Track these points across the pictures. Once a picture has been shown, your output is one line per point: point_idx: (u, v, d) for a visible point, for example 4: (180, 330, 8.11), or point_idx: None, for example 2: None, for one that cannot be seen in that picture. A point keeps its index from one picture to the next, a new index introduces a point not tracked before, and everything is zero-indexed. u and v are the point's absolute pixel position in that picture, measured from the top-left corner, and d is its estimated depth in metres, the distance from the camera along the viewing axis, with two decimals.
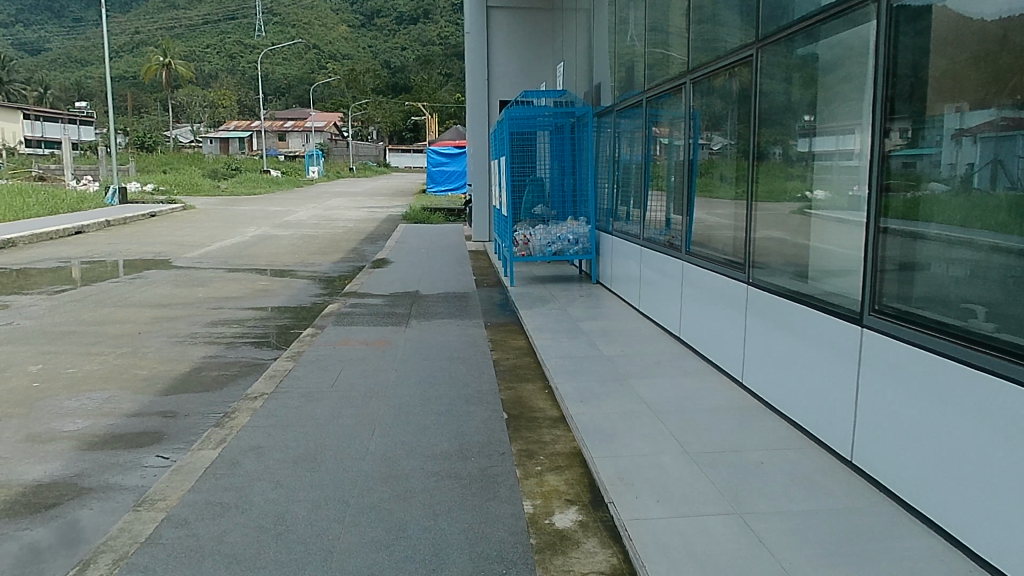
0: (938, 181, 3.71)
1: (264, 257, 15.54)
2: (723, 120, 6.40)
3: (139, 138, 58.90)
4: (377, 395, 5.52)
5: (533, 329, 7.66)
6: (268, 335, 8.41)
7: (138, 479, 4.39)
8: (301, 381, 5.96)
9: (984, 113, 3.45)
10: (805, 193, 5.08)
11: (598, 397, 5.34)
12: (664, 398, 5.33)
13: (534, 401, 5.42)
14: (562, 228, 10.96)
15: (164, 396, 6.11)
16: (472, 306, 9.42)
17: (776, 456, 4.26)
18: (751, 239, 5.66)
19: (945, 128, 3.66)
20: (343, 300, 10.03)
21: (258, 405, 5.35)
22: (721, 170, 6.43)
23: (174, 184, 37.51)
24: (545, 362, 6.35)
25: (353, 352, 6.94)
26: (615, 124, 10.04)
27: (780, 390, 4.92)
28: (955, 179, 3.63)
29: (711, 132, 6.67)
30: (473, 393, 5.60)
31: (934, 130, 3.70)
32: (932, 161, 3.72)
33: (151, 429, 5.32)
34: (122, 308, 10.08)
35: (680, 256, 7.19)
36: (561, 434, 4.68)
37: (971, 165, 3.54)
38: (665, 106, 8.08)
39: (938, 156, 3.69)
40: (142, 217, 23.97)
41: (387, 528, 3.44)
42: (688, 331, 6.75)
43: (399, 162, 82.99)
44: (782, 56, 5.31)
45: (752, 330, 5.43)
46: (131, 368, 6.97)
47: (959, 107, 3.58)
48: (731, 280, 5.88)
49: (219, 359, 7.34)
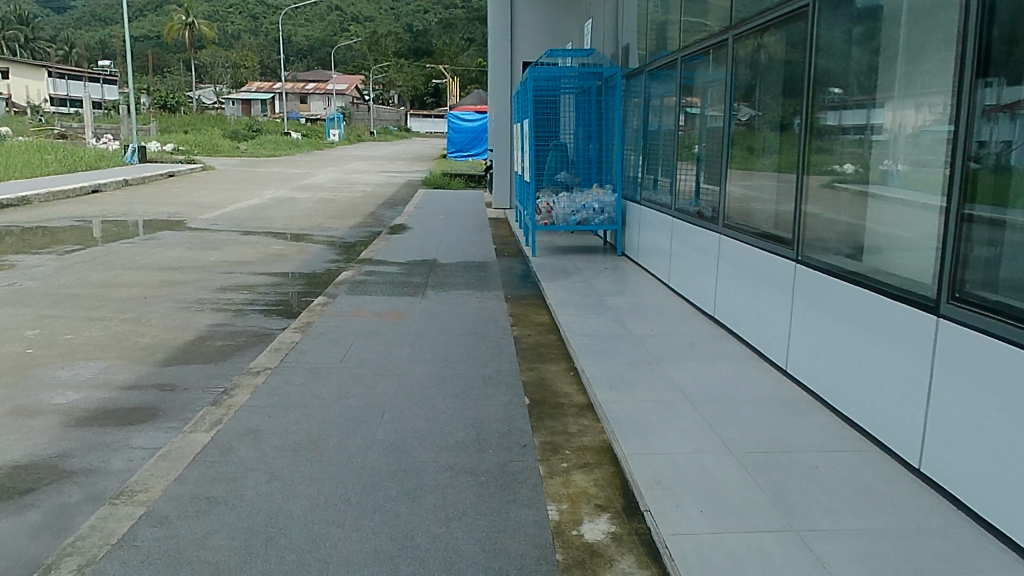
0: (974, 160, 3.37)
1: (281, 221, 15.14)
2: (752, 90, 6.06)
3: (160, 97, 58.44)
4: (387, 374, 5.10)
5: (556, 304, 7.20)
6: (278, 303, 8.01)
7: (124, 463, 4.00)
8: (309, 356, 5.54)
9: (1019, 90, 3.16)
10: (834, 167, 4.79)
11: (629, 383, 4.90)
12: (701, 386, 4.87)
13: (558, 384, 4.98)
14: (587, 197, 10.41)
15: (163, 367, 5.72)
16: (491, 277, 8.95)
17: (833, 460, 3.80)
18: (799, 215, 5.10)
19: (977, 102, 3.34)
20: (358, 267, 9.59)
21: (260, 382, 4.94)
22: (761, 144, 5.89)
23: (193, 144, 37.11)
24: (569, 340, 5.90)
25: (365, 324, 6.50)
26: (645, 88, 9.39)
27: (836, 382, 4.43)
28: (988, 158, 3.32)
29: (739, 102, 6.32)
30: (492, 374, 5.16)
31: (965, 104, 3.38)
32: (972, 138, 3.37)
33: (146, 404, 4.93)
34: (130, 270, 9.71)
35: (716, 229, 6.64)
36: (589, 425, 4.25)
37: (1005, 143, 3.24)
38: (700, 69, 7.45)
39: (976, 132, 3.35)
40: (158, 176, 23.59)
41: (392, 536, 3.03)
42: (724, 310, 6.24)
43: (421, 128, 82.04)
44: (827, 18, 4.83)
45: (801, 313, 4.93)
46: (132, 336, 6.58)
47: (997, 81, 3.25)
48: (774, 258, 5.37)
49: (225, 327, 6.94)
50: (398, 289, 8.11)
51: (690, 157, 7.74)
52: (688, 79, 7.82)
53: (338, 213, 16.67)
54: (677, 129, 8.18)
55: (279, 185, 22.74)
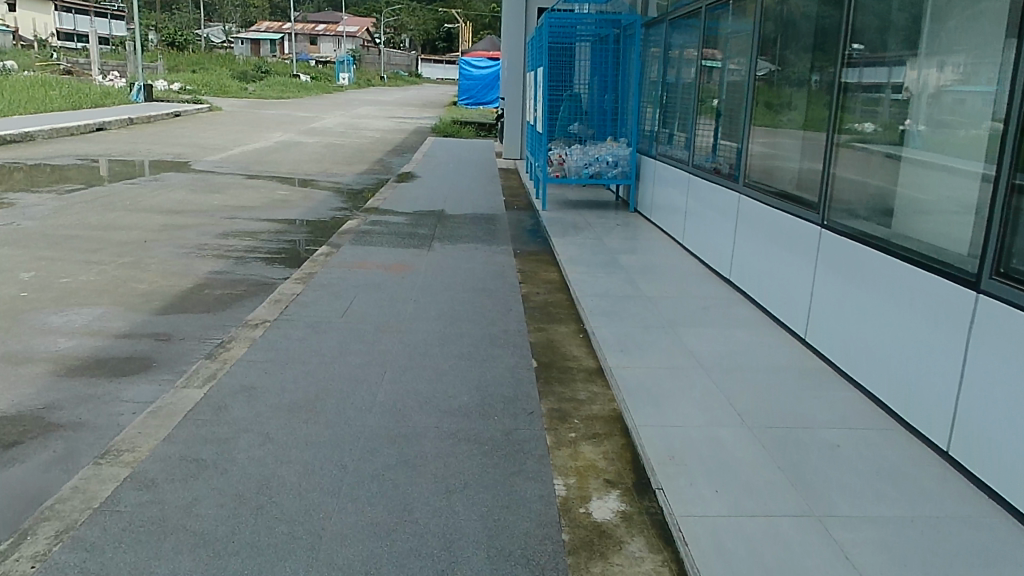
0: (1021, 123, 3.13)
1: (287, 166, 14.84)
2: (773, 45, 5.83)
3: (166, 33, 57.35)
4: (390, 331, 4.91)
5: (566, 261, 6.97)
6: (281, 251, 7.80)
7: (114, 418, 3.84)
8: (309, 309, 5.34)
9: None
10: (854, 126, 4.60)
11: (641, 348, 4.70)
12: (717, 353, 4.67)
13: (567, 347, 4.79)
14: (601, 150, 10.10)
15: (160, 316, 5.55)
16: (500, 230, 8.70)
17: (855, 440, 3.62)
18: (826, 178, 4.83)
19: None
20: (364, 215, 9.35)
21: (258, 335, 4.75)
22: (786, 101, 5.58)
23: (200, 83, 36.55)
24: (579, 301, 5.69)
25: (368, 277, 6.30)
26: (664, 38, 9.01)
27: (861, 356, 4.23)
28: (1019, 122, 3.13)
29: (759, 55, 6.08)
30: (498, 334, 4.96)
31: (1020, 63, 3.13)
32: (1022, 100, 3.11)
33: (140, 355, 4.76)
34: (130, 212, 9.49)
35: (736, 189, 6.35)
36: (598, 392, 4.07)
37: None
38: (724, 19, 7.09)
39: None
40: (164, 116, 23.20)
41: (388, 508, 2.87)
42: (741, 273, 6.01)
43: (433, 74, 80.61)
44: None
45: (825, 281, 4.70)
46: (129, 282, 6.40)
47: None
48: (796, 221, 5.12)
49: (225, 275, 6.75)
50: (404, 241, 7.88)
51: (709, 112, 7.43)
52: (711, 30, 7.44)
53: (346, 158, 16.36)
54: (697, 82, 7.83)
55: (286, 128, 22.35)
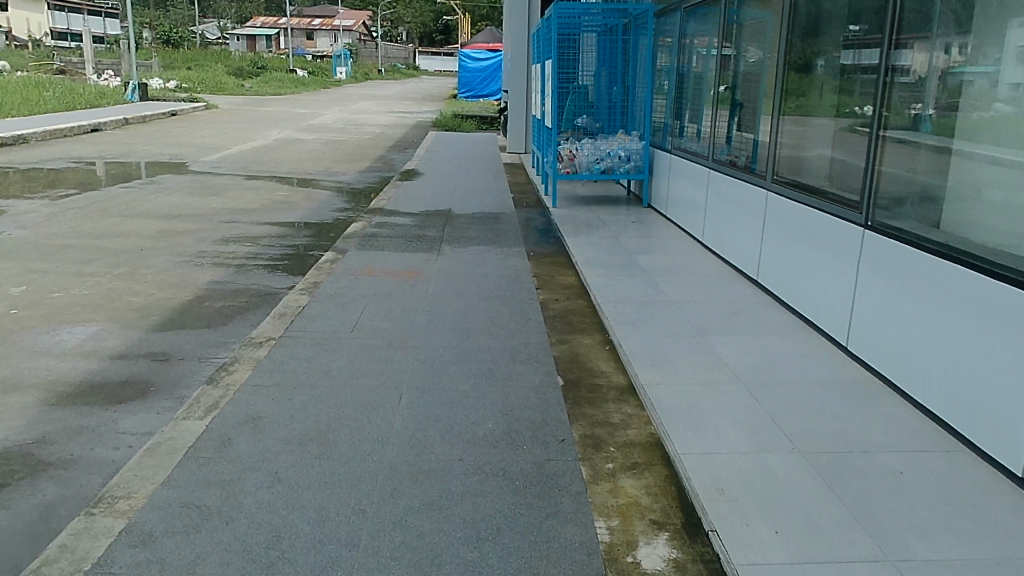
0: None
1: (286, 165, 14.50)
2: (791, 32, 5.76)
3: (161, 31, 56.79)
4: (403, 347, 4.60)
5: (584, 264, 6.66)
6: (283, 257, 7.50)
7: (108, 454, 3.54)
8: (316, 324, 5.03)
9: None
10: (885, 114, 4.38)
11: (672, 360, 4.39)
12: (755, 365, 4.37)
13: (593, 361, 4.48)
14: (612, 143, 9.76)
15: (157, 333, 5.24)
16: (511, 230, 8.39)
17: (917, 464, 3.32)
18: (871, 174, 4.50)
19: None
20: (369, 217, 9.03)
21: (262, 356, 4.45)
22: (825, 90, 5.25)
23: (196, 80, 36.16)
24: (601, 308, 5.38)
25: (377, 285, 5.98)
26: (679, 28, 8.65)
27: (918, 369, 3.93)
28: None
29: (784, 40, 5.84)
30: (518, 348, 4.65)
31: None
32: None
33: (137, 378, 4.45)
34: (126, 218, 9.17)
35: (763, 185, 6.02)
36: (632, 414, 3.77)
37: None
38: (748, 6, 6.76)
39: None
40: (160, 115, 22.83)
41: (415, 563, 2.57)
42: (770, 274, 5.71)
43: (430, 66, 79.95)
44: None
45: (870, 286, 4.40)
46: (125, 295, 6.09)
47: None
48: (834, 221, 4.82)
49: (226, 285, 6.44)
50: (412, 244, 7.57)
51: (726, 102, 7.26)
52: (733, 18, 7.10)
53: (346, 156, 16.01)
54: (717, 72, 7.48)
55: (284, 126, 21.98)
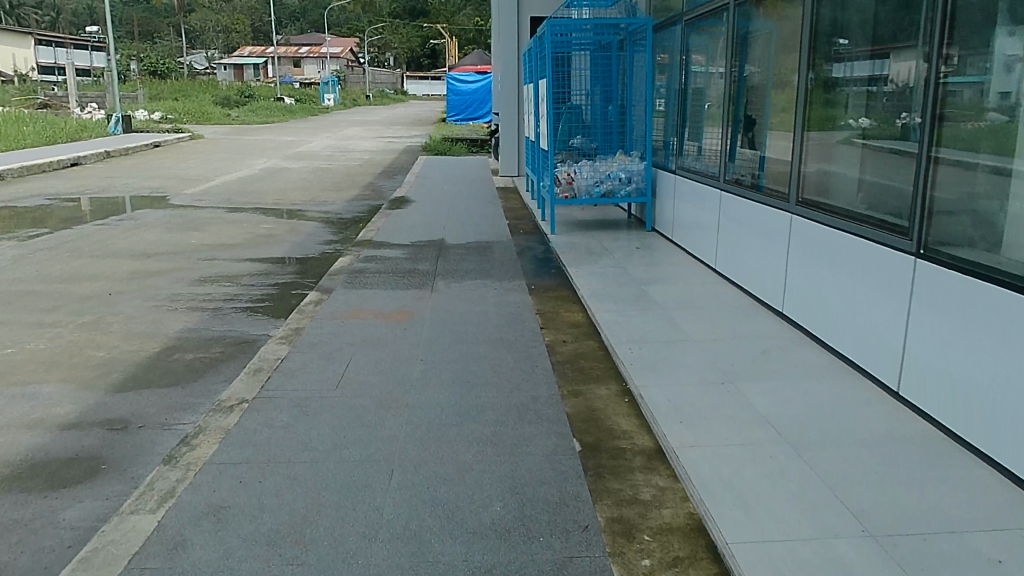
0: None
1: (272, 195, 13.95)
2: (810, 41, 5.26)
3: (146, 63, 56.33)
4: (395, 408, 4.02)
5: (590, 298, 6.11)
6: (264, 298, 6.91)
7: (40, 559, 2.94)
8: (295, 380, 4.45)
9: None
10: (936, 130, 3.83)
11: (704, 417, 3.82)
12: (799, 420, 3.81)
13: (612, 418, 3.91)
14: (612, 165, 9.21)
15: (117, 395, 4.65)
16: (508, 261, 7.84)
17: (1016, 549, 2.74)
18: (924, 197, 3.93)
19: None
20: (357, 251, 8.46)
21: (232, 424, 3.85)
22: (869, 103, 4.66)
23: (182, 111, 35.65)
24: (614, 351, 4.82)
25: (365, 331, 5.41)
26: (680, 41, 8.10)
27: (996, 423, 3.36)
28: None
29: (803, 49, 5.34)
30: (525, 404, 4.07)
31: None
32: None
33: (87, 454, 3.85)
34: (97, 259, 8.57)
35: (787, 209, 5.46)
36: (665, 490, 3.19)
37: None
38: (758, 16, 6.21)
39: None
40: (142, 147, 22.30)
41: None
42: (800, 307, 5.16)
43: (418, 90, 79.80)
44: None
45: (924, 324, 3.85)
46: (85, 349, 5.49)
47: None
48: (876, 249, 4.27)
49: (199, 333, 5.85)
50: (403, 280, 7.01)
51: (731, 117, 6.79)
52: (742, 29, 6.53)
53: (334, 184, 15.48)
54: (725, 87, 6.90)
55: (270, 154, 21.46)
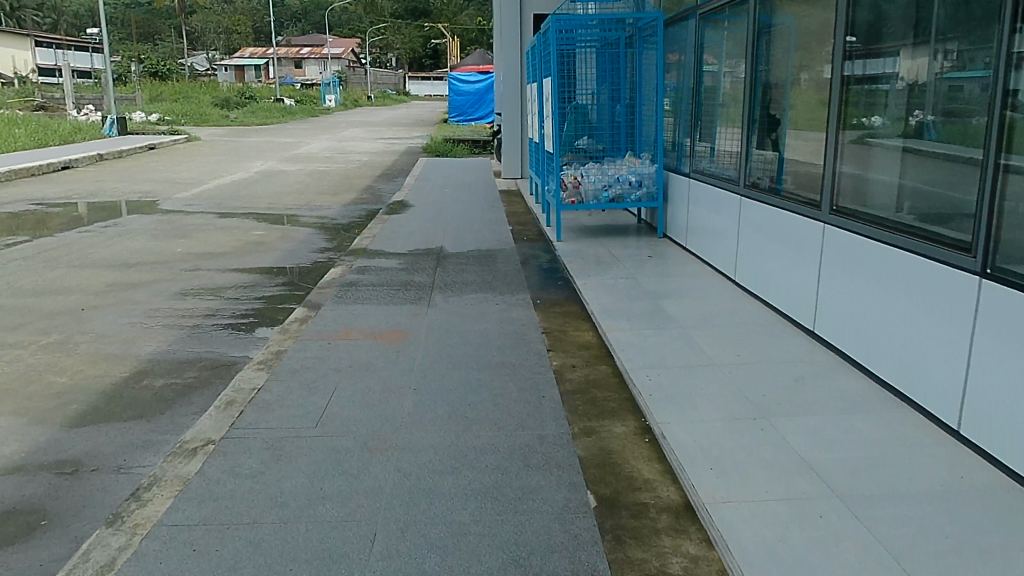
0: None
1: (266, 200, 13.45)
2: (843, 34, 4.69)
3: (147, 64, 55.92)
4: (382, 452, 3.50)
5: (601, 314, 5.59)
6: (248, 314, 6.40)
7: None
8: (271, 416, 3.94)
9: None
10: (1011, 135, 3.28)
11: (739, 464, 3.30)
12: (851, 468, 3.27)
13: (632, 466, 3.38)
14: (621, 168, 8.66)
15: (72, 430, 4.14)
16: (511, 271, 7.32)
17: None
18: (992, 212, 3.39)
19: None
20: (349, 261, 7.95)
21: (193, 472, 3.35)
22: (918, 101, 4.09)
23: (181, 113, 35.23)
24: (630, 380, 4.29)
25: (353, 354, 4.91)
26: (694, 37, 7.55)
27: None
28: None
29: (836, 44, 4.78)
30: (531, 447, 3.56)
31: None
32: None
33: (26, 505, 3.34)
34: (74, 270, 8.06)
35: (818, 218, 4.92)
36: (702, 563, 2.67)
37: None
38: (779, 7, 5.69)
39: None
40: (137, 149, 21.82)
41: None
42: (838, 330, 4.63)
43: (420, 91, 79.25)
44: None
45: (991, 356, 3.31)
46: (45, 374, 4.98)
47: None
48: (930, 268, 3.74)
49: (172, 356, 5.34)
50: (397, 294, 6.50)
51: (748, 117, 6.26)
52: (760, 22, 6.01)
53: (331, 188, 14.99)
54: (742, 85, 6.36)
55: (267, 157, 20.96)
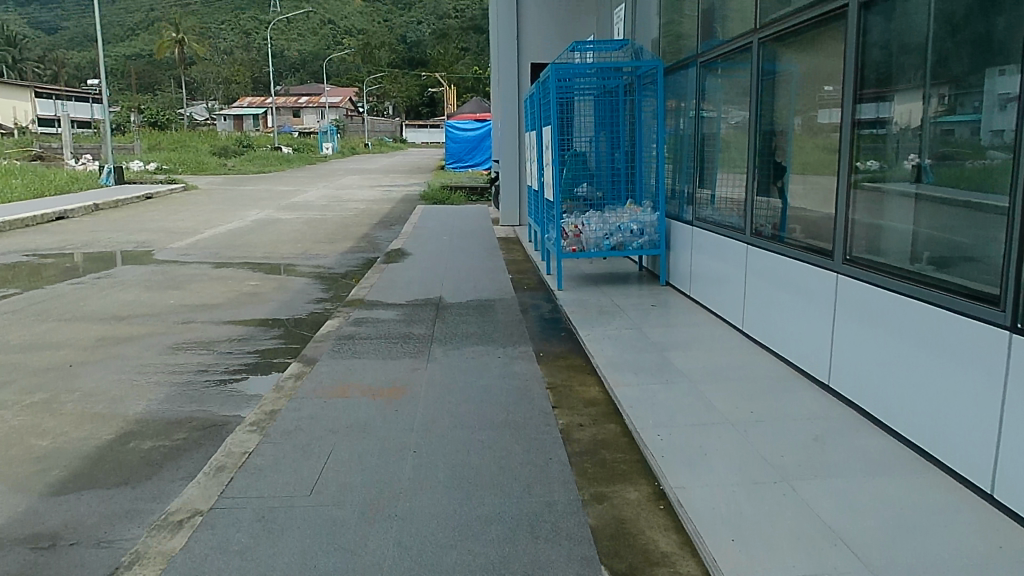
0: None
1: (262, 249, 13.32)
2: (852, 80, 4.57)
3: (146, 114, 56.40)
4: (380, 523, 3.28)
5: (607, 367, 5.40)
6: (242, 368, 6.20)
7: None
8: (263, 482, 3.73)
9: None
10: None
11: (763, 534, 3.08)
12: (884, 538, 3.05)
13: (647, 536, 3.16)
14: (622, 216, 8.54)
15: (51, 499, 3.91)
16: (512, 322, 7.14)
17: None
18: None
19: None
20: (346, 312, 7.77)
21: (178, 548, 3.12)
22: (936, 148, 3.95)
23: (179, 162, 35.35)
24: (641, 440, 4.08)
25: (350, 413, 4.70)
26: (695, 85, 7.48)
27: None
28: None
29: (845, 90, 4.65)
30: (540, 515, 3.34)
31: None
32: None
33: None
34: (64, 324, 7.87)
35: (830, 267, 4.76)
36: None
37: None
38: (782, 53, 5.62)
39: None
40: (134, 199, 21.77)
41: None
42: (856, 385, 4.43)
43: (417, 138, 79.93)
44: None
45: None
46: (27, 436, 4.76)
47: None
48: (956, 322, 3.56)
49: (161, 415, 5.13)
50: (396, 347, 6.31)
51: (751, 163, 6.16)
52: (762, 68, 5.95)
53: (328, 236, 14.89)
54: (746, 131, 6.27)
55: (264, 205, 20.91)
